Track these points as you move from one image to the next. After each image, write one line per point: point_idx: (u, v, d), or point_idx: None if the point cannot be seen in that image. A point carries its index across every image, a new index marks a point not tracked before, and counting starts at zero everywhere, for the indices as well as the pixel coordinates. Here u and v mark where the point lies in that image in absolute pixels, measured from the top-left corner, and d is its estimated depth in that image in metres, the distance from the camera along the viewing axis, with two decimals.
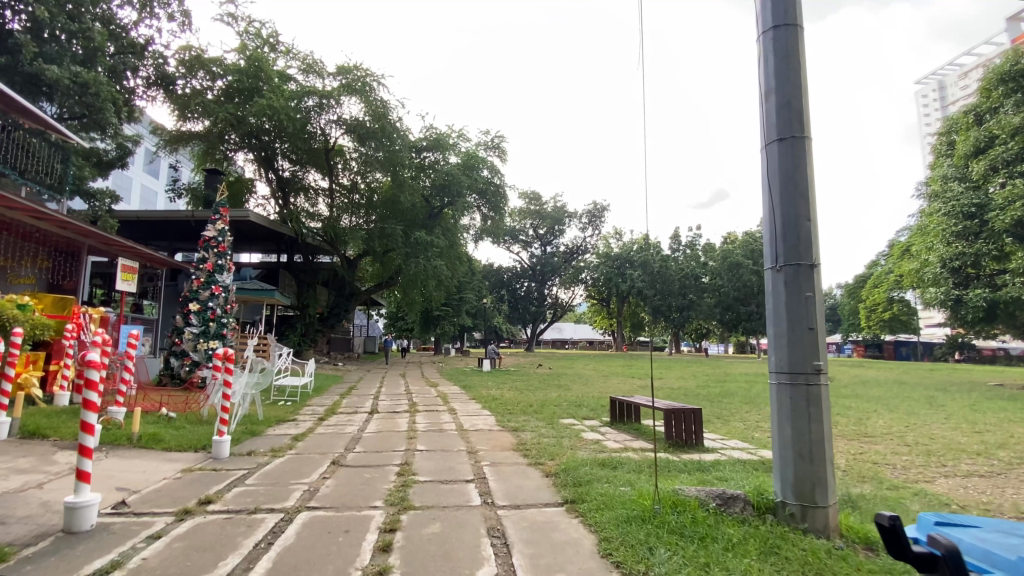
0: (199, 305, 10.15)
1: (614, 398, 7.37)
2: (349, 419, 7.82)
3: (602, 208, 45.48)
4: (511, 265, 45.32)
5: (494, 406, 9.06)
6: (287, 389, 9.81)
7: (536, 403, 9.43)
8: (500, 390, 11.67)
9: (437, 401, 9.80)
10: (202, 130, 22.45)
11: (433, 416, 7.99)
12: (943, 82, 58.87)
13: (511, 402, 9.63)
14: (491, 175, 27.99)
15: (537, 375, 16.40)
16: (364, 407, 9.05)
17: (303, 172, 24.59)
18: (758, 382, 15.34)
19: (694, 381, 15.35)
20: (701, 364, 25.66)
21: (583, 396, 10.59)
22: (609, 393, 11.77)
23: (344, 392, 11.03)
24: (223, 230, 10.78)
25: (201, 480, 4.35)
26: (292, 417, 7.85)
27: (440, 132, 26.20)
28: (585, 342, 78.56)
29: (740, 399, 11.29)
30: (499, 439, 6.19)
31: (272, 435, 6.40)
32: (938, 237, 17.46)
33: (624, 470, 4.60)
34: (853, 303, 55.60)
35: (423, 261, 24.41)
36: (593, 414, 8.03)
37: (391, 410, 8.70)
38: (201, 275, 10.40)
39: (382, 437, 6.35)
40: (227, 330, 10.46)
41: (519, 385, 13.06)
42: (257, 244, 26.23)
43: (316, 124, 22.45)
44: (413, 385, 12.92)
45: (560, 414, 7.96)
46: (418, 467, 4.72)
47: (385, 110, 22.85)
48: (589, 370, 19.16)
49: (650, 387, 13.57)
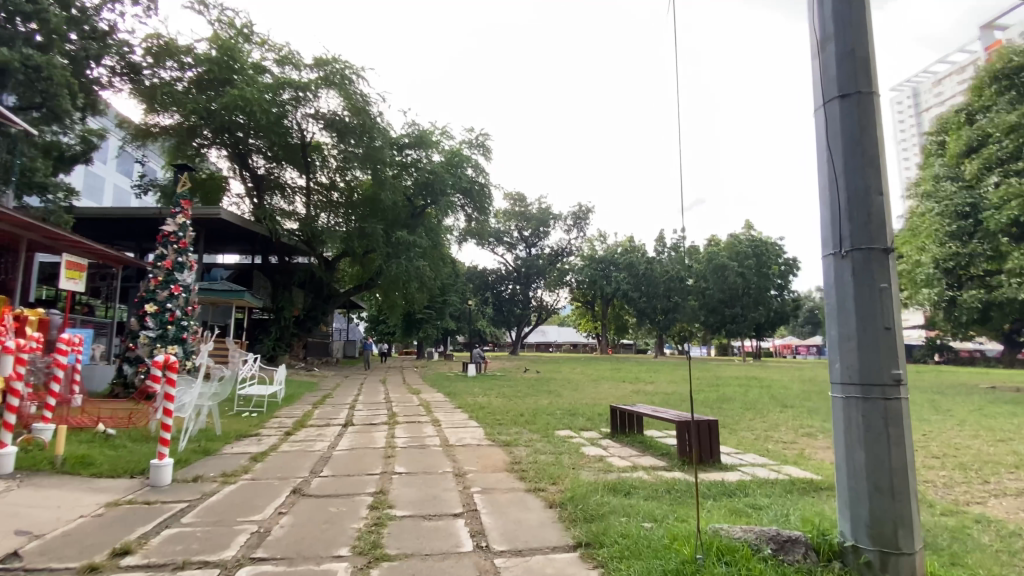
0: (156, 307, 9.22)
1: (616, 407, 6.68)
2: (320, 433, 6.99)
3: (587, 210, 45.00)
4: (495, 267, 44.60)
5: (482, 415, 8.30)
6: (253, 399, 8.93)
7: (527, 412, 8.68)
8: (487, 397, 10.91)
9: (418, 410, 9.00)
10: (173, 123, 21.40)
11: (415, 429, 7.19)
12: (920, 88, 59.69)
13: (499, 411, 8.87)
14: (475, 174, 27.19)
15: (524, 381, 15.68)
16: (339, 418, 8.23)
17: (279, 169, 23.64)
18: (752, 386, 14.85)
19: (686, 385, 14.79)
20: (688, 367, 25.25)
21: (576, 404, 9.88)
22: (602, 399, 11.10)
23: (317, 401, 10.16)
24: (185, 225, 9.87)
25: (128, 518, 3.54)
26: (255, 432, 7.02)
27: (423, 128, 25.36)
28: (569, 345, 78.26)
29: (739, 404, 10.70)
30: (490, 456, 5.45)
31: (228, 455, 5.57)
32: (931, 238, 17.12)
33: (640, 497, 3.91)
34: None
35: (404, 262, 23.56)
36: (590, 424, 7.33)
37: (369, 421, 7.89)
38: (159, 273, 9.46)
39: (356, 455, 5.57)
40: (188, 334, 9.53)
41: (506, 391, 12.30)
42: (231, 244, 25.12)
43: (292, 119, 21.48)
44: (393, 393, 12.06)
45: (554, 425, 7.23)
46: (395, 497, 3.95)
47: (365, 104, 22.00)
48: (577, 374, 18.50)
49: (643, 391, 12.93)
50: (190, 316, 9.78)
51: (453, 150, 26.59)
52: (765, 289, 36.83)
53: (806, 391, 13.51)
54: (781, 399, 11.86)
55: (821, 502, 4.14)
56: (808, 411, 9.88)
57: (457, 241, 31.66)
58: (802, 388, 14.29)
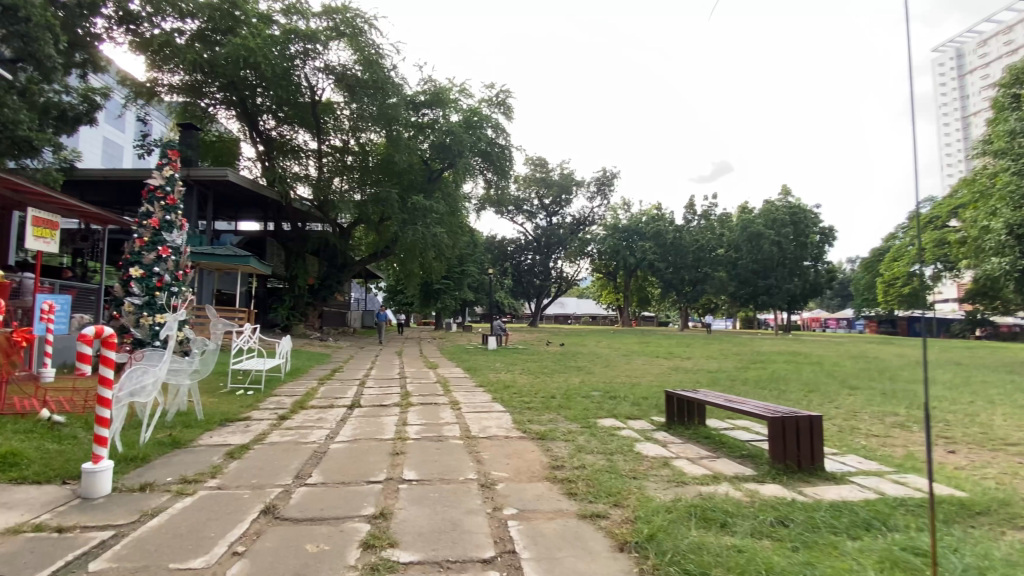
0: (141, 271, 8.18)
1: (675, 395, 5.51)
2: (320, 417, 5.95)
3: (611, 175, 43.19)
4: (515, 237, 43.27)
5: (508, 397, 7.17)
6: (250, 375, 7.94)
7: (559, 393, 7.53)
8: (510, 374, 9.78)
9: (435, 389, 7.91)
10: (181, 82, 20.53)
11: (431, 413, 6.07)
12: None
13: (526, 391, 7.73)
14: (495, 134, 25.58)
15: (548, 355, 14.56)
16: (344, 397, 7.18)
17: (291, 132, 22.50)
18: (799, 363, 13.50)
19: (726, 361, 13.50)
20: (721, 341, 23.87)
21: (613, 383, 8.69)
22: (639, 377, 9.90)
23: (324, 377, 9.18)
24: (172, 179, 8.84)
25: (17, 561, 2.46)
26: (245, 416, 6.01)
27: (440, 86, 23.84)
28: (588, 318, 77.22)
29: (797, 385, 9.41)
30: (523, 456, 4.31)
31: (200, 449, 4.53)
32: (1005, 199, 15.38)
33: (746, 538, 2.72)
34: (869, 277, 53.50)
35: (421, 227, 22.35)
36: (638, 412, 6.13)
37: (378, 402, 6.82)
38: (145, 233, 8.45)
39: (358, 452, 4.50)
40: (178, 301, 8.51)
41: (531, 366, 11.19)
42: (243, 211, 24.24)
43: (301, 73, 20.18)
44: (408, 367, 10.99)
45: (595, 411, 6.10)
46: (402, 527, 2.84)
47: (378, 57, 20.58)
48: (605, 348, 17.36)
49: (682, 368, 11.70)
50: (182, 282, 8.78)
51: (472, 109, 25.01)
52: (800, 260, 34.88)
53: (863, 370, 12.15)
54: (840, 379, 10.55)
55: (1000, 542, 2.93)
56: (881, 395, 8.55)
57: (475, 208, 30.51)
58: (856, 367, 12.91)
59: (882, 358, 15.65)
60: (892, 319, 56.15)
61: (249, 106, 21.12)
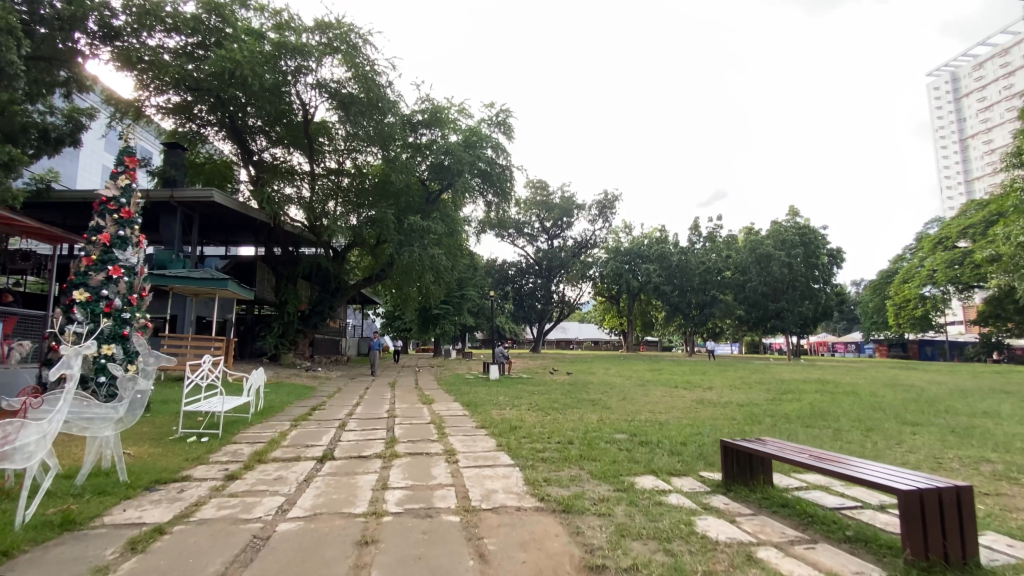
0: (87, 294, 7.04)
1: (735, 447, 4.31)
2: (281, 478, 4.69)
3: (613, 198, 42.40)
4: (515, 260, 42.27)
5: (515, 443, 5.89)
6: (206, 418, 6.68)
7: (577, 437, 6.27)
8: (517, 411, 8.51)
9: (429, 431, 6.65)
10: (173, 103, 19.85)
11: (421, 469, 4.82)
12: None
13: (538, 434, 6.47)
14: (495, 154, 24.58)
15: (555, 385, 13.26)
16: (318, 445, 5.93)
17: (286, 153, 21.69)
18: (835, 393, 12.19)
19: (754, 392, 12.20)
20: (734, 368, 22.61)
21: (638, 423, 7.42)
22: (664, 413, 8.62)
23: (301, 416, 7.92)
24: (128, 188, 7.68)
25: None
26: (184, 474, 4.75)
27: (438, 104, 23.04)
28: (590, 342, 76.08)
29: (848, 422, 8.13)
30: (544, 547, 3.05)
31: (97, 535, 3.29)
32: None
33: None
34: (878, 300, 52.48)
35: (417, 249, 21.22)
36: (681, 466, 4.87)
37: (357, 452, 5.56)
38: (92, 251, 7.30)
39: (315, 537, 3.24)
40: (131, 330, 7.27)
41: (538, 400, 9.90)
42: (233, 234, 23.19)
43: (294, 90, 19.35)
44: (399, 402, 9.72)
45: (629, 466, 4.83)
46: None
47: (374, 74, 19.78)
48: (615, 376, 16.05)
49: (707, 400, 10.44)
50: (138, 307, 7.56)
51: (471, 128, 24.14)
52: (812, 281, 33.66)
53: (907, 402, 10.88)
54: (893, 412, 9.25)
55: None
56: (954, 435, 7.27)
57: (475, 232, 29.61)
58: (898, 397, 11.64)
59: (916, 386, 14.43)
60: (903, 342, 55.05)
61: (240, 124, 20.33)
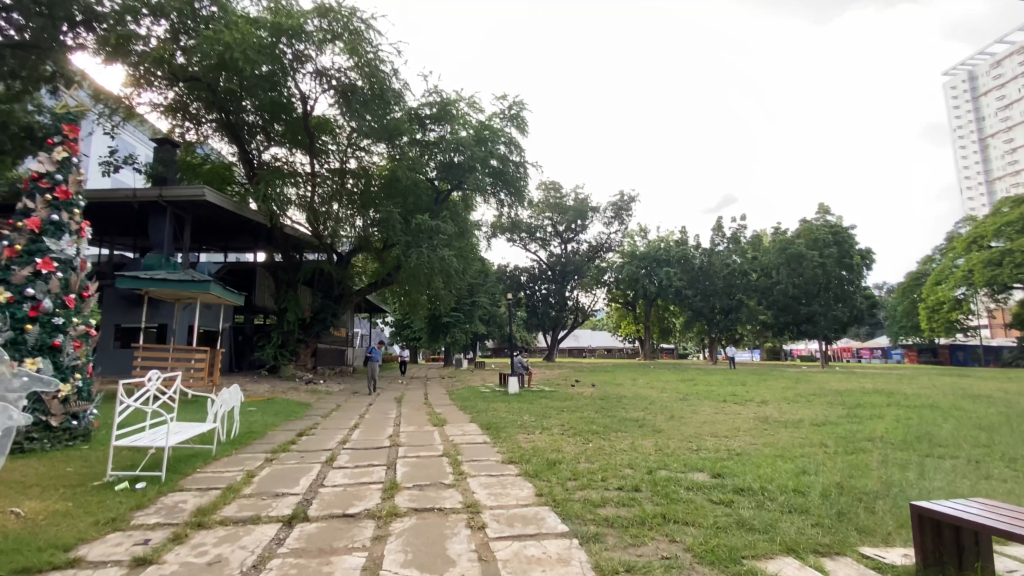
0: (7, 294, 5.53)
1: (947, 519, 2.68)
2: (218, 560, 3.08)
3: (629, 200, 40.78)
4: (527, 266, 40.67)
5: (562, 492, 4.26)
6: (149, 456, 5.06)
7: (644, 481, 4.59)
8: (549, 436, 6.83)
9: (442, 470, 5.03)
10: (169, 102, 18.63)
11: (432, 544, 3.20)
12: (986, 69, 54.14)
13: (588, 475, 4.83)
14: (508, 151, 23.03)
15: (583, 399, 11.60)
16: (292, 494, 4.33)
17: (286, 153, 20.30)
18: (918, 408, 10.34)
19: (821, 407, 10.37)
20: (771, 376, 20.78)
21: (713, 457, 5.71)
22: (734, 440, 6.88)
23: (282, 446, 6.36)
24: (67, 163, 6.13)
25: None
26: (74, 555, 3.15)
27: (446, 97, 21.50)
28: (603, 350, 74.34)
29: (974, 449, 6.37)
30: None
31: None
32: None
33: None
34: (908, 302, 50.14)
35: (426, 251, 19.65)
36: (826, 539, 3.20)
37: (342, 508, 3.94)
38: (15, 239, 5.76)
39: None
40: (64, 339, 5.75)
41: (571, 420, 8.24)
42: (231, 240, 21.84)
43: (292, 82, 17.92)
44: (405, 424, 8.12)
45: (747, 541, 3.16)
46: None
47: (379, 63, 18.33)
48: (649, 388, 14.31)
49: (774, 420, 8.69)
50: (78, 310, 6.05)
51: (482, 123, 22.62)
52: (846, 283, 31.64)
53: (1009, 418, 9.09)
54: (1015, 435, 7.43)
55: None
56: None
57: (486, 236, 28.17)
58: (994, 412, 9.80)
59: (995, 396, 12.62)
60: (933, 347, 52.70)
61: (237, 121, 18.98)
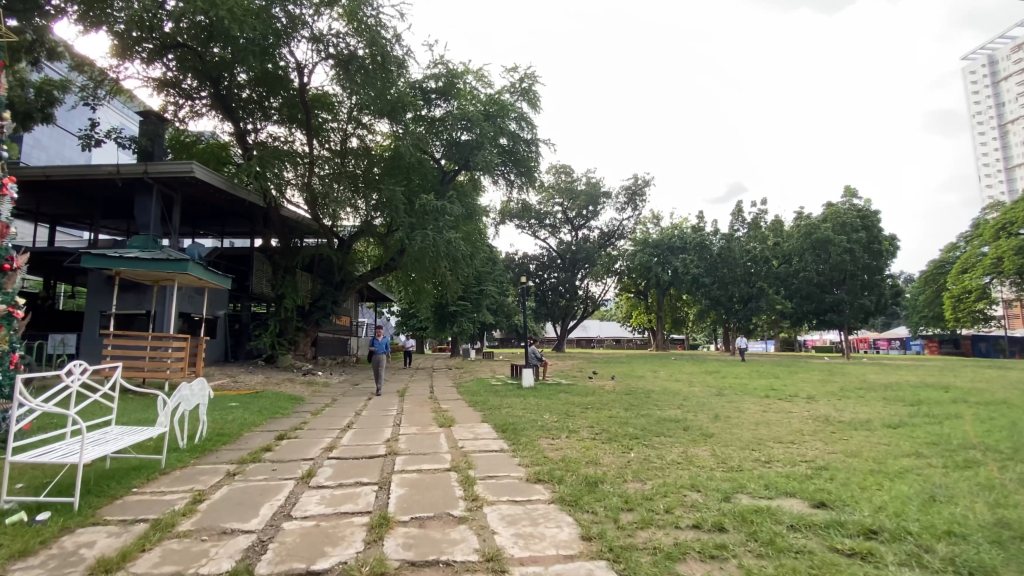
0: None
1: None
2: None
3: (643, 183, 39.24)
4: (536, 254, 39.30)
5: (620, 532, 3.05)
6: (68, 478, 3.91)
7: (726, 514, 3.37)
8: (580, 442, 5.61)
9: (450, 493, 3.81)
10: (159, 76, 17.45)
11: None
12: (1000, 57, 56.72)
13: (648, 503, 3.59)
14: (519, 128, 21.64)
15: (606, 394, 10.33)
16: (244, 533, 3.13)
17: (284, 131, 18.96)
18: (998, 406, 8.93)
19: (884, 405, 9.00)
20: (800, 368, 19.43)
21: (796, 474, 4.44)
22: (807, 448, 5.60)
23: (250, 455, 5.12)
24: None
25: None
26: None
27: (452, 69, 20.13)
28: (612, 341, 73.03)
29: None
30: None
31: None
32: None
33: None
34: (931, 292, 48.34)
35: (431, 233, 18.31)
36: None
37: (309, 561, 2.73)
38: None
39: None
40: None
41: (600, 420, 7.00)
42: (228, 224, 20.65)
43: (287, 51, 16.58)
44: (407, 425, 6.90)
45: None
46: None
47: (379, 30, 16.94)
48: (675, 382, 12.99)
49: (840, 422, 7.35)
50: None
51: (492, 98, 21.12)
52: (875, 271, 30.11)
53: None
54: None
55: None
56: None
57: (495, 220, 26.87)
58: None
59: None
60: (955, 338, 50.87)
61: (229, 94, 17.60)
